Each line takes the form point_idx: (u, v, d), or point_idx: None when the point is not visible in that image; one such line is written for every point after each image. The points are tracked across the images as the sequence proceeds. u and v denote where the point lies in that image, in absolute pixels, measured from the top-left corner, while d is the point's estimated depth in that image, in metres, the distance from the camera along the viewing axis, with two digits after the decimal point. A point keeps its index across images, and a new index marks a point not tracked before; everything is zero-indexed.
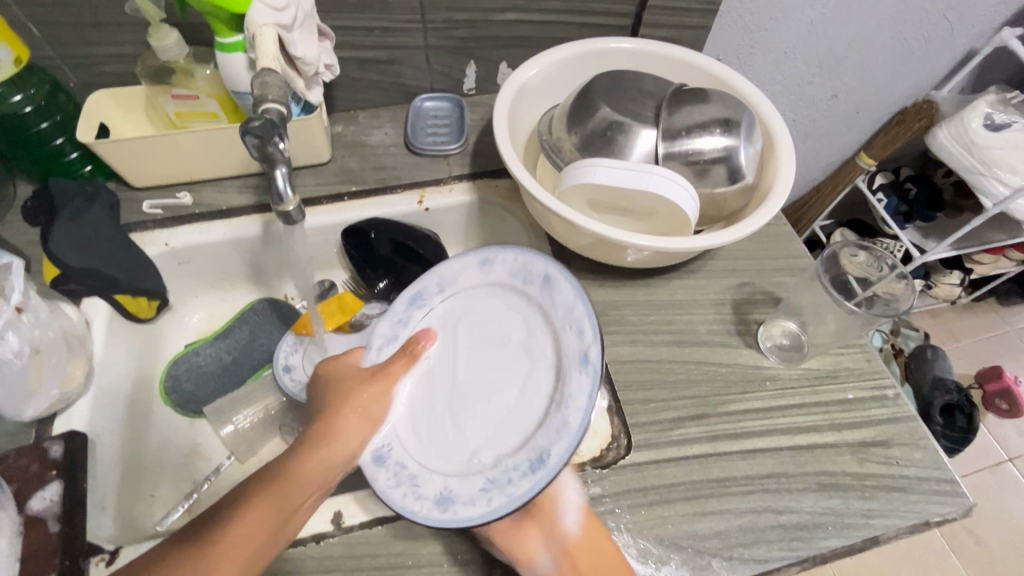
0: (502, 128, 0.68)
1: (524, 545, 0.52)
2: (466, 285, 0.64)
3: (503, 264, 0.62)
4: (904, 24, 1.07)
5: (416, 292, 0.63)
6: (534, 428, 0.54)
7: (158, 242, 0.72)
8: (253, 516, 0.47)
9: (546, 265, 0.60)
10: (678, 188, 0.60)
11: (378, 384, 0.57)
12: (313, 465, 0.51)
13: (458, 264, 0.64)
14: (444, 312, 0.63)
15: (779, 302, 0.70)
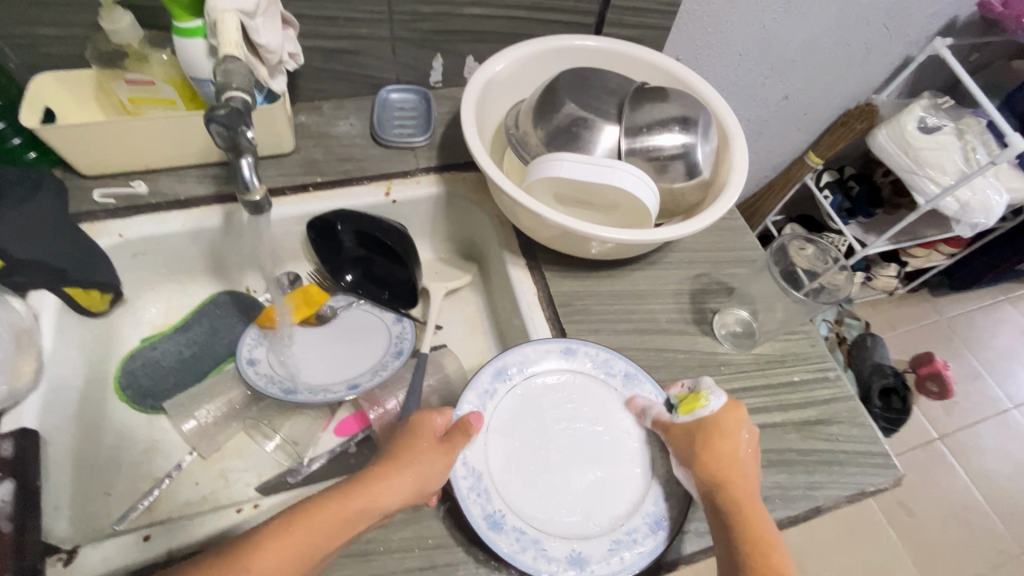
0: (469, 121, 0.69)
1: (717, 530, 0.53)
2: (544, 370, 0.61)
3: (586, 353, 0.63)
4: (848, 31, 1.13)
5: (499, 370, 0.60)
6: (632, 503, 0.56)
7: (112, 233, 0.70)
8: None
9: (629, 364, 0.62)
10: (640, 182, 0.63)
11: (410, 468, 0.51)
12: (299, 552, 0.45)
13: (537, 348, 0.62)
14: (523, 393, 0.60)
15: (733, 292, 0.73)
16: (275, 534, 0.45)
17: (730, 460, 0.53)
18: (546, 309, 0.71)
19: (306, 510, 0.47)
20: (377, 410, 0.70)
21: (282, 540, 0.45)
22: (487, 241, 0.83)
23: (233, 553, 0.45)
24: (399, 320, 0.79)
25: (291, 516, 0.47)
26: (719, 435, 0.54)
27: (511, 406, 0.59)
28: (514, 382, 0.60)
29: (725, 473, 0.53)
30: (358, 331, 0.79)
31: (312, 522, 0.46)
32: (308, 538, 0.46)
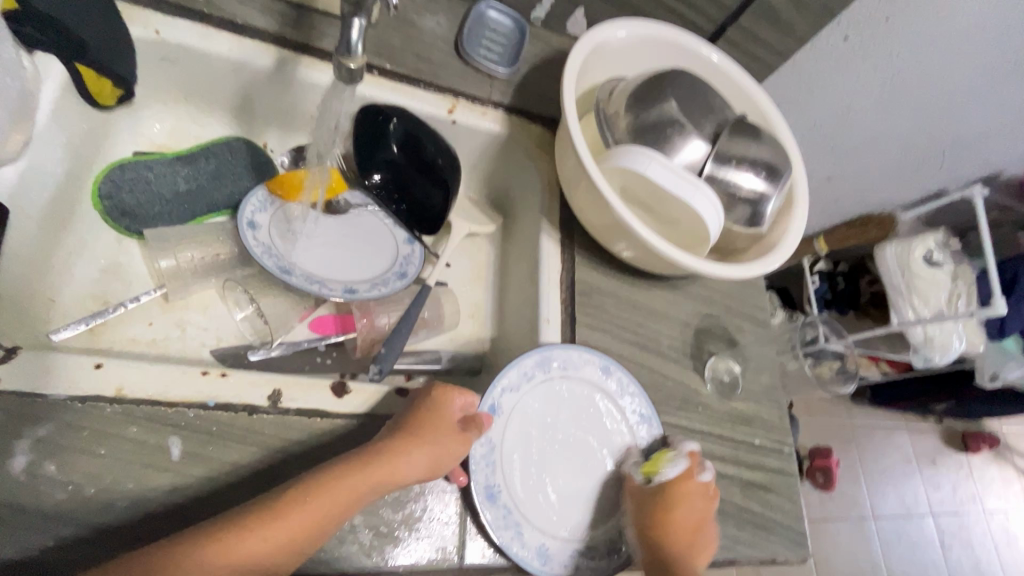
0: (569, 79, 0.65)
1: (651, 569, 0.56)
2: (579, 379, 0.62)
3: (619, 379, 0.63)
4: (912, 145, 1.17)
5: (542, 361, 0.61)
6: (602, 525, 0.58)
7: (148, 26, 0.61)
8: (236, 562, 0.40)
9: (647, 407, 0.63)
10: (713, 212, 0.61)
11: (426, 446, 0.50)
12: (319, 522, 0.44)
13: (586, 353, 0.63)
14: (553, 391, 0.61)
15: (732, 343, 0.75)
16: (296, 501, 0.43)
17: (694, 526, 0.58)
18: (563, 291, 0.69)
19: (328, 479, 0.45)
20: (364, 319, 0.68)
21: (305, 508, 0.43)
22: (524, 199, 0.80)
23: (253, 517, 0.42)
24: (410, 242, 0.76)
25: (312, 483, 0.45)
26: (689, 500, 0.58)
27: (541, 397, 0.60)
28: (553, 377, 0.61)
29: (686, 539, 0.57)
30: (367, 234, 0.75)
31: (334, 492, 0.45)
32: (329, 508, 0.44)
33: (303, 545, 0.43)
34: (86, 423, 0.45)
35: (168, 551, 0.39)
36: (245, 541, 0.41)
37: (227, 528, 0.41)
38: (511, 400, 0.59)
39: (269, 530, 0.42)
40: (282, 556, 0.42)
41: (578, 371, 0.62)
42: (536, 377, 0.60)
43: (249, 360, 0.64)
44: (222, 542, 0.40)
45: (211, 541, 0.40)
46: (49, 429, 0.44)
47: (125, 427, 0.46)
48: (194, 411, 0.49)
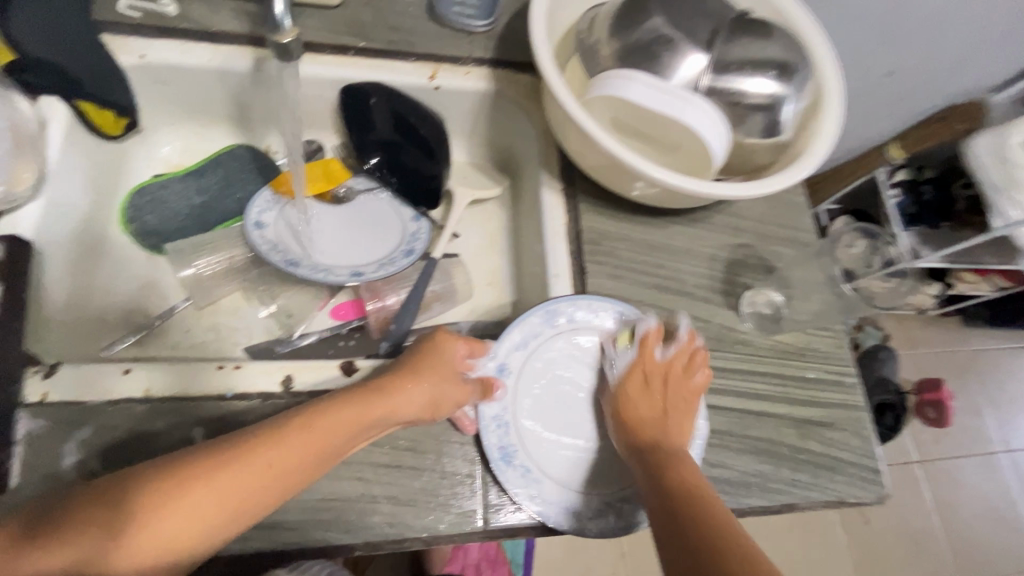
0: (537, 18, 0.61)
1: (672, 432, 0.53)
2: (593, 330, 0.59)
3: (636, 322, 0.59)
4: (993, 9, 0.97)
5: (547, 317, 0.58)
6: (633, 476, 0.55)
7: (133, 52, 0.64)
8: (251, 478, 0.40)
9: (673, 348, 0.59)
10: (712, 125, 0.54)
11: (423, 384, 0.50)
12: (327, 446, 0.44)
13: (596, 300, 0.59)
14: (564, 347, 0.58)
15: (772, 272, 0.68)
16: (299, 426, 0.43)
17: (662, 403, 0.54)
18: (570, 242, 0.66)
19: (330, 406, 0.45)
20: (375, 302, 0.69)
21: (310, 431, 0.44)
22: (525, 156, 0.76)
23: (257, 437, 0.42)
24: (416, 219, 0.75)
25: (315, 411, 0.45)
26: (679, 381, 0.55)
27: (553, 354, 0.58)
28: (561, 331, 0.58)
29: (657, 414, 0.54)
30: (373, 217, 0.75)
31: (338, 417, 0.45)
32: (336, 432, 0.44)
33: (304, 469, 0.43)
34: (121, 423, 0.50)
35: (177, 469, 0.39)
36: (254, 459, 0.41)
37: (229, 450, 0.41)
38: (521, 360, 0.57)
39: (276, 450, 0.42)
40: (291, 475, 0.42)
41: (588, 321, 0.59)
42: (540, 334, 0.58)
43: (278, 352, 0.67)
44: (231, 458, 0.40)
45: (212, 463, 0.40)
46: (91, 432, 0.49)
47: (154, 423, 0.50)
48: (213, 402, 0.52)
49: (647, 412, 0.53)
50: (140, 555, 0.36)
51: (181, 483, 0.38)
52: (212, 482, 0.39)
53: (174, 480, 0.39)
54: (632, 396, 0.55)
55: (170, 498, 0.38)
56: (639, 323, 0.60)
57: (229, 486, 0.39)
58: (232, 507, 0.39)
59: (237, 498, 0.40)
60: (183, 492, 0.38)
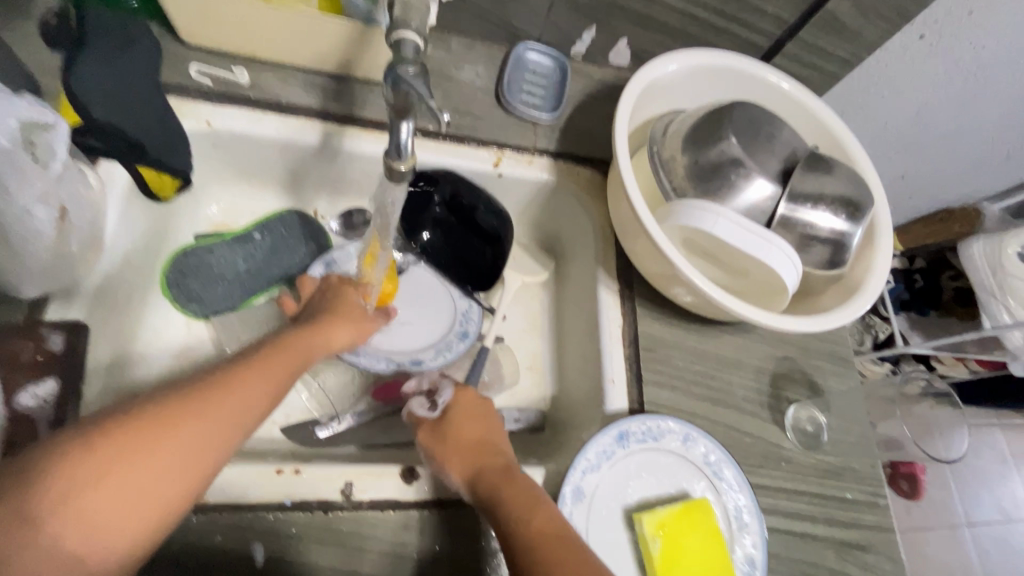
0: (621, 130, 0.61)
1: (455, 453, 0.54)
2: (665, 452, 0.60)
3: (703, 447, 0.61)
4: (998, 132, 1.05)
5: (615, 433, 0.59)
6: None
7: (200, 118, 0.62)
8: (190, 439, 0.38)
9: (739, 474, 0.60)
10: (788, 266, 0.56)
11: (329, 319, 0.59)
12: (276, 377, 0.48)
13: (665, 421, 0.61)
14: (637, 467, 0.59)
15: (812, 387, 0.70)
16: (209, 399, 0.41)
17: (526, 532, 0.46)
18: (627, 346, 0.66)
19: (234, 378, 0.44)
20: None
21: (222, 402, 0.42)
22: (579, 246, 0.76)
23: (173, 414, 0.39)
24: (464, 298, 0.75)
25: (238, 387, 0.44)
26: (469, 421, 0.57)
27: (623, 474, 0.58)
28: (632, 451, 0.59)
29: (472, 454, 0.54)
30: (423, 293, 0.74)
31: (246, 386, 0.44)
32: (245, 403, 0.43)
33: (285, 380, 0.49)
34: (176, 534, 0.47)
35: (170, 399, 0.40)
36: (185, 427, 0.39)
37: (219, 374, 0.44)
38: (593, 480, 0.57)
39: (255, 369, 0.46)
40: (254, 403, 0.44)
41: (659, 442, 0.60)
42: (614, 453, 0.58)
43: (316, 437, 0.64)
44: (194, 400, 0.40)
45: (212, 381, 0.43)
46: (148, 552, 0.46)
47: (212, 534, 0.48)
48: (273, 513, 0.49)
49: (466, 450, 0.54)
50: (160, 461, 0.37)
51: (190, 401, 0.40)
52: (137, 461, 0.36)
53: (177, 408, 0.39)
54: (492, 446, 0.55)
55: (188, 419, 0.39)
56: (706, 450, 0.61)
57: (181, 443, 0.38)
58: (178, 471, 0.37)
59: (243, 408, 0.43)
60: (167, 429, 0.38)
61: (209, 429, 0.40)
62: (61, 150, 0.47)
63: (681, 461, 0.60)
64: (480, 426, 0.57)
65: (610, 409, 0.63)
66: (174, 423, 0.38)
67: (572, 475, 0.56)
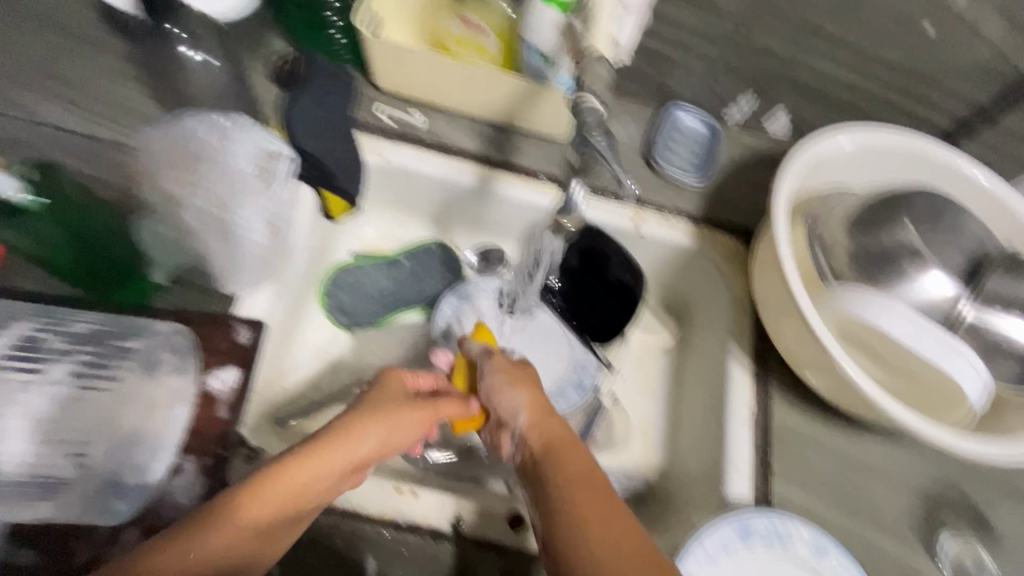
0: (785, 205, 0.59)
1: (495, 396, 0.54)
2: (793, 560, 0.54)
3: (836, 563, 0.54)
4: None
5: (738, 525, 0.54)
6: None
7: (378, 153, 0.70)
8: (297, 505, 0.43)
9: None
10: (975, 381, 0.50)
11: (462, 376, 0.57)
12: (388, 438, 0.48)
13: (796, 524, 0.55)
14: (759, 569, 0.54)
15: (978, 520, 0.60)
16: (273, 476, 0.42)
17: (581, 501, 0.43)
18: (758, 433, 0.61)
19: (346, 437, 0.46)
20: None
21: (292, 476, 0.43)
22: (710, 314, 0.73)
23: (289, 476, 0.42)
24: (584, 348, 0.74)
25: (315, 453, 0.44)
26: (519, 370, 0.56)
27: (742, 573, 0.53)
28: (754, 550, 0.54)
29: (513, 397, 0.53)
30: (544, 338, 0.74)
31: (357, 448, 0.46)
32: (318, 478, 0.44)
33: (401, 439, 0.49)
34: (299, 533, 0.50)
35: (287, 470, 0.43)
36: (260, 498, 0.41)
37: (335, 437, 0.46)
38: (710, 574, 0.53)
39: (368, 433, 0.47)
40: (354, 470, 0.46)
41: (786, 546, 0.54)
42: (735, 548, 0.54)
43: (426, 461, 0.65)
44: (305, 474, 0.43)
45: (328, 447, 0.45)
46: None
47: (331, 538, 0.50)
48: (389, 531, 0.51)
49: (504, 394, 0.54)
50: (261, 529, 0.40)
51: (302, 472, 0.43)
52: (261, 520, 0.41)
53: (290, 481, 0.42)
54: (528, 391, 0.54)
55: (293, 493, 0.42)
56: (841, 567, 0.54)
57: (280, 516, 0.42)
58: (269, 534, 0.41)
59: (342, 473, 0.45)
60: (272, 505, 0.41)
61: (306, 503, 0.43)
62: (283, 171, 0.56)
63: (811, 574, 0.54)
64: (516, 369, 0.56)
65: (730, 496, 0.58)
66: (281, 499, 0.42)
67: (689, 561, 0.52)
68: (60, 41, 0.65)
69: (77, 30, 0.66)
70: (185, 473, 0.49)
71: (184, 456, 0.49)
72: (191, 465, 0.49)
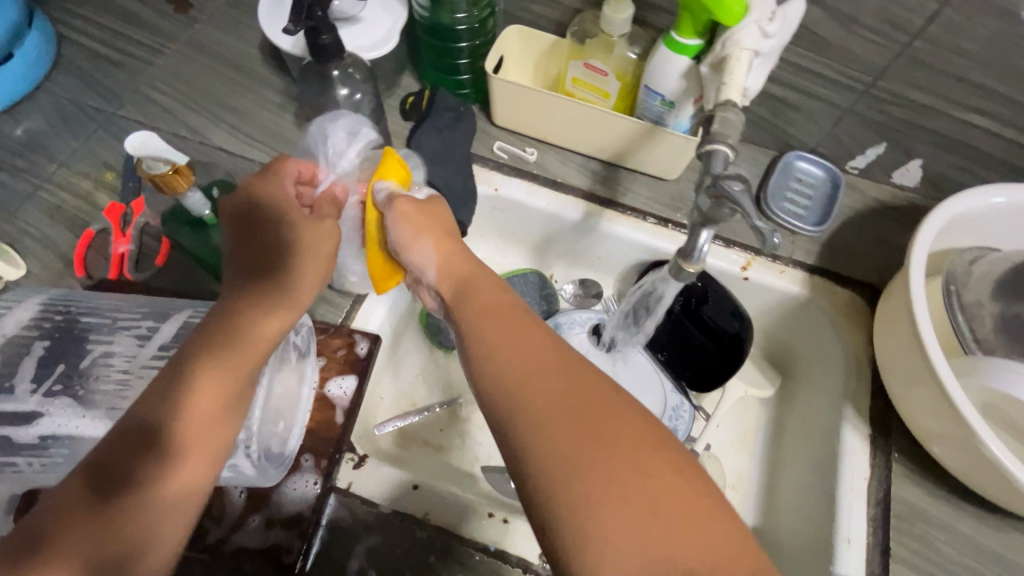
0: (920, 262, 0.55)
1: (411, 245, 0.50)
2: None
3: None
4: None
5: None
6: None
7: (490, 184, 0.74)
8: (210, 394, 0.41)
9: None
10: None
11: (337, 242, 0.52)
12: (284, 310, 0.47)
13: None
14: None
15: None
16: (178, 377, 0.41)
17: (492, 330, 0.42)
18: (874, 506, 0.56)
19: (241, 319, 0.45)
20: None
21: (209, 363, 0.42)
22: (823, 370, 0.68)
23: (193, 372, 0.42)
24: (678, 392, 0.71)
25: (238, 327, 0.45)
26: (437, 223, 0.52)
27: None
28: None
29: (441, 255, 0.49)
30: (637, 378, 0.72)
31: (255, 323, 0.45)
32: (233, 361, 0.43)
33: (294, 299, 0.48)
34: (398, 543, 0.52)
35: (188, 369, 0.42)
36: (180, 405, 0.40)
37: (227, 323, 0.45)
38: None
39: (260, 305, 0.46)
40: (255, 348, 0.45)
41: None
42: None
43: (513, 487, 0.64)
44: (202, 366, 0.42)
45: (225, 333, 0.44)
46: (377, 540, 0.52)
47: (427, 554, 0.51)
48: (479, 553, 0.51)
49: (422, 248, 0.50)
50: (185, 427, 0.40)
51: (202, 362, 0.42)
52: (175, 422, 0.40)
53: (195, 372, 0.42)
54: (452, 255, 0.49)
55: (202, 385, 0.41)
56: None
57: (202, 413, 0.41)
58: (224, 419, 0.42)
59: (244, 351, 0.44)
60: (182, 409, 0.40)
61: (222, 383, 0.42)
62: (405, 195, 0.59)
63: None
64: (436, 227, 0.51)
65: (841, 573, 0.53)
66: (189, 390, 0.41)
67: None
68: (231, 76, 0.75)
69: (246, 68, 0.76)
70: (305, 472, 0.52)
71: (302, 454, 0.53)
72: (309, 463, 0.53)
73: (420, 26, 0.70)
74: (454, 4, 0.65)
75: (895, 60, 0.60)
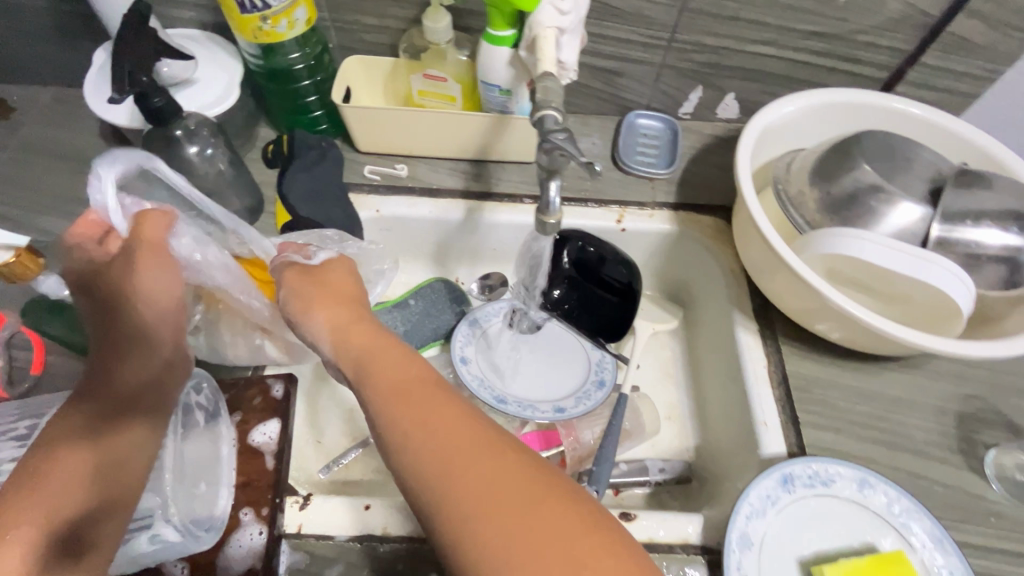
0: (745, 170, 0.64)
1: (323, 323, 0.50)
2: (844, 499, 0.55)
3: (884, 496, 0.55)
4: None
5: (779, 474, 0.55)
6: None
7: (371, 207, 0.76)
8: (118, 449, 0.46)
9: (937, 526, 0.53)
10: (957, 282, 0.53)
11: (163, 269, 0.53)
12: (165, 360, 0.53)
13: (837, 468, 0.56)
14: (811, 511, 0.55)
15: (1017, 432, 0.61)
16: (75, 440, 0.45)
17: (406, 412, 0.41)
18: (777, 388, 0.63)
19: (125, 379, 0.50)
20: (570, 436, 0.70)
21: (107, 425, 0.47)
22: (710, 289, 0.76)
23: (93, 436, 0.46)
24: (596, 348, 0.77)
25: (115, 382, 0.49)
26: (338, 300, 0.52)
27: (794, 521, 0.54)
28: (799, 496, 0.54)
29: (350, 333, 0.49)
30: (555, 348, 0.78)
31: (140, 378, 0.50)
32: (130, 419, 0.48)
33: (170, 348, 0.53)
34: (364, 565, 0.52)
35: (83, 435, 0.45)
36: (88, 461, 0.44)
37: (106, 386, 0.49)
38: (761, 529, 0.53)
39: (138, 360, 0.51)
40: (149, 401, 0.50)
41: (831, 487, 0.55)
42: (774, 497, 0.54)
43: None
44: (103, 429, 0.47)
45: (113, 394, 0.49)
46: (342, 568, 0.51)
47: (394, 564, 0.52)
48: None
49: (331, 322, 0.50)
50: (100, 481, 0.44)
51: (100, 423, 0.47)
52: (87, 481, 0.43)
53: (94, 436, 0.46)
54: (362, 332, 0.49)
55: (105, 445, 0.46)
56: (890, 499, 0.55)
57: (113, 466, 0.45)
58: (132, 469, 0.46)
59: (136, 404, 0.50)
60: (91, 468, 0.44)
61: (128, 438, 0.47)
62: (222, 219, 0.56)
63: (862, 509, 0.55)
64: (342, 309, 0.51)
65: (766, 454, 0.59)
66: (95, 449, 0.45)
67: (739, 518, 0.53)
68: (76, 169, 0.73)
69: (90, 157, 0.74)
70: (247, 525, 0.51)
71: (239, 510, 0.52)
72: (249, 516, 0.51)
73: (259, 76, 0.71)
74: (285, 46, 0.67)
75: (680, 14, 0.70)
